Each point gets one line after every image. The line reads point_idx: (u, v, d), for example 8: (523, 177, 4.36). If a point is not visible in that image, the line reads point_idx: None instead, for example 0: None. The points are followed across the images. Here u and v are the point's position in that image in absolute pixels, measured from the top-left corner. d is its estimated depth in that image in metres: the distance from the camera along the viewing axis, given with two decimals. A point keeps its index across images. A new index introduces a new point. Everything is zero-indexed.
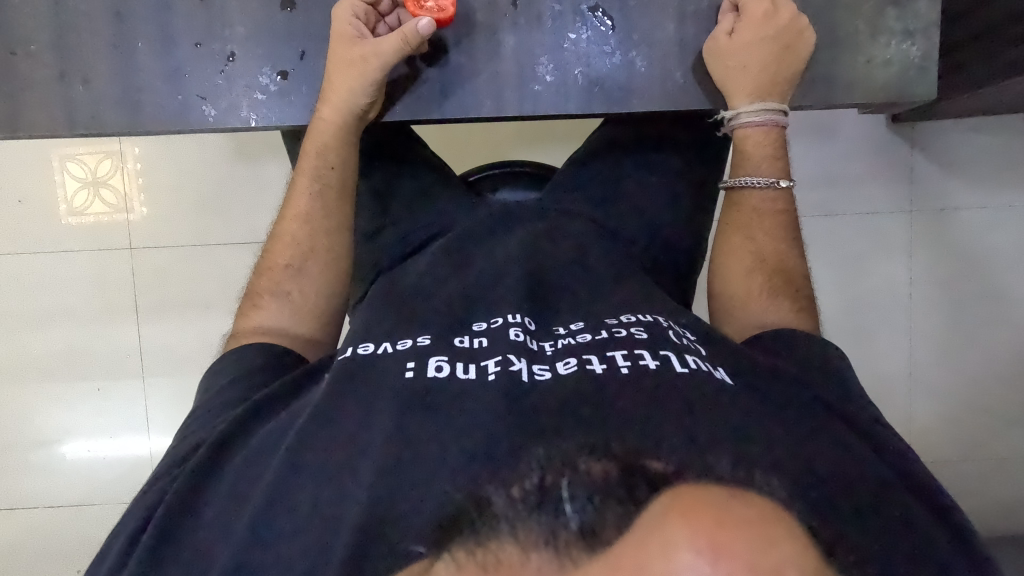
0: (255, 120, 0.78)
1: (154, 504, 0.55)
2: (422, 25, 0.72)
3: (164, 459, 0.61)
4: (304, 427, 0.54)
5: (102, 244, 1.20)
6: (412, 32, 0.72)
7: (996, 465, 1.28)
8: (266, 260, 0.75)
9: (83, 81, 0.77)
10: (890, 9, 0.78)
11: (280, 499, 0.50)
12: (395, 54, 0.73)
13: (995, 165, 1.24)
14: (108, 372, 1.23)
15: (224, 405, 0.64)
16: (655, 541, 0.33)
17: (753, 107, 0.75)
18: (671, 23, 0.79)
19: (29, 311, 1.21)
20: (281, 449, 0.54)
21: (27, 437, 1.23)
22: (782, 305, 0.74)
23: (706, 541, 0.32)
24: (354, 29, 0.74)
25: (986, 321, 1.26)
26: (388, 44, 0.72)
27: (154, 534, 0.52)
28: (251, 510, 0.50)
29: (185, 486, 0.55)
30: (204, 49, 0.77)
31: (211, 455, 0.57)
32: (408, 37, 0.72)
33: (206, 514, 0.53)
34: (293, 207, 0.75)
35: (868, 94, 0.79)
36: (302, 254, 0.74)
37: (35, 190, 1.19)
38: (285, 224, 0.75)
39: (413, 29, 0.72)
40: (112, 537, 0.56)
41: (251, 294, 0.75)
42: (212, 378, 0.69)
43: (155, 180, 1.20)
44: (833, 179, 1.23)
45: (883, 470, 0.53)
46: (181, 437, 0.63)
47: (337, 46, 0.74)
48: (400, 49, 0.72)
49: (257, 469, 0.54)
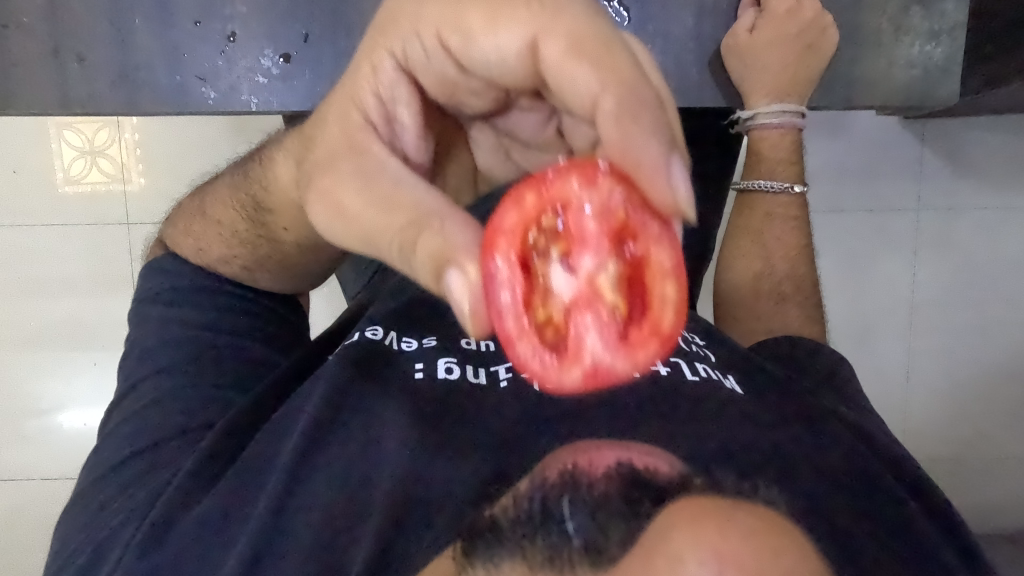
0: (256, 104, 0.76)
1: (166, 483, 0.60)
2: (466, 237, 0.35)
3: (155, 421, 0.64)
4: (306, 431, 0.54)
5: (101, 216, 1.18)
6: (421, 212, 0.38)
7: (988, 465, 1.29)
8: (204, 249, 0.72)
9: (78, 58, 0.74)
10: (916, 7, 0.74)
11: (286, 509, 0.51)
12: (370, 232, 0.40)
13: (1005, 165, 1.22)
14: (106, 346, 1.22)
15: (222, 382, 0.67)
16: (661, 547, 0.33)
17: (771, 109, 0.77)
18: (689, 16, 0.75)
19: (26, 282, 1.19)
20: (285, 452, 0.55)
21: (24, 408, 1.23)
22: (788, 314, 0.77)
23: (707, 549, 0.32)
24: (358, 143, 0.46)
25: (987, 323, 1.26)
26: (367, 212, 0.41)
27: (162, 514, 0.57)
28: (256, 517, 0.51)
29: (194, 471, 0.59)
30: (204, 28, 0.74)
31: (216, 443, 0.61)
32: (410, 213, 0.38)
33: (211, 512, 0.56)
34: (236, 222, 0.69)
35: (888, 98, 0.76)
36: (240, 264, 0.71)
37: (30, 160, 1.16)
38: (225, 224, 0.70)
39: (433, 209, 0.38)
40: (118, 501, 0.62)
41: (180, 252, 0.74)
42: (192, 327, 0.68)
43: (153, 152, 1.17)
44: (845, 175, 1.21)
45: (877, 479, 0.55)
46: (160, 400, 0.65)
47: (337, 130, 0.48)
48: (380, 235, 0.39)
49: (268, 466, 0.57)
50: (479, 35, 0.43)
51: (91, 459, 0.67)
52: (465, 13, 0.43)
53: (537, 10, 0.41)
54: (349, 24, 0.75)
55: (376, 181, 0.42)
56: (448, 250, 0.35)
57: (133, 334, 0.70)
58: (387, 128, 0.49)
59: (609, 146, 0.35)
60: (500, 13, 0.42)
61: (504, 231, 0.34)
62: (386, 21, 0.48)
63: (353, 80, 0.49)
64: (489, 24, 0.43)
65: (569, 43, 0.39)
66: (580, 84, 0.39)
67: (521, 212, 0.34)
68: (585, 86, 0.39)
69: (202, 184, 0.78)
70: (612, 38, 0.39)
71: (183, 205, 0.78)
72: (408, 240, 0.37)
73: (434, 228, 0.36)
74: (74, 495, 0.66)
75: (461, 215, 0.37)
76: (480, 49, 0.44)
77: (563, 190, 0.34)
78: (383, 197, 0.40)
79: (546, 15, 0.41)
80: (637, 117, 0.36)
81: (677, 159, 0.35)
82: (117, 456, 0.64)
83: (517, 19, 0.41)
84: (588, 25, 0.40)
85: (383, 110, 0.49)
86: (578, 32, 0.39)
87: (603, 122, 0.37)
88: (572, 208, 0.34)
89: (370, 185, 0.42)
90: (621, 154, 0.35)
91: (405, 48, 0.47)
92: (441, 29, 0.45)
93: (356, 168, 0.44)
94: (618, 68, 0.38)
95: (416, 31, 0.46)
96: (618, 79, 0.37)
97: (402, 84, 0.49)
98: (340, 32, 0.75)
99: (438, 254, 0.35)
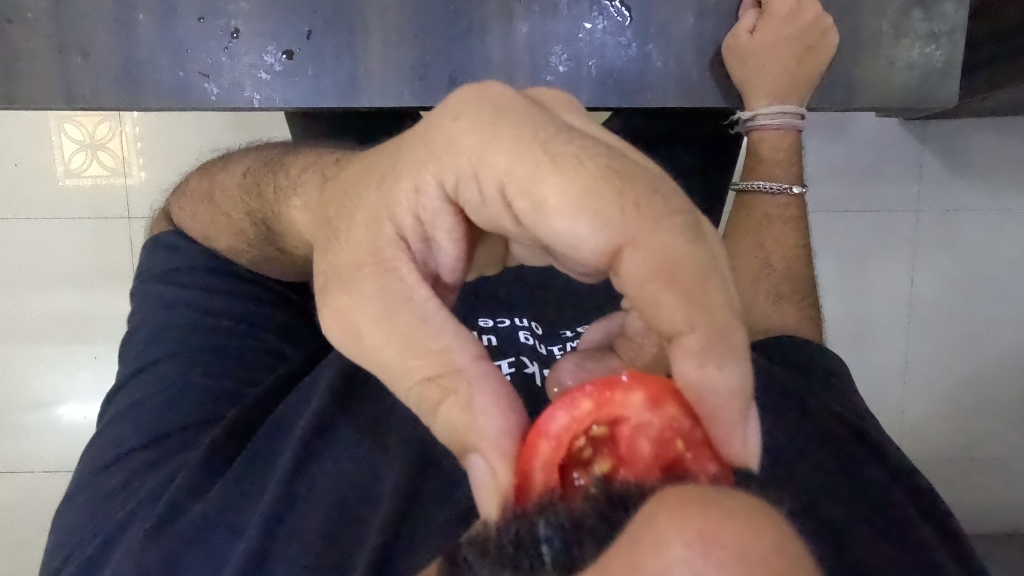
0: (258, 101, 0.76)
1: (170, 477, 0.62)
2: (496, 429, 0.36)
3: (156, 413, 0.65)
4: (324, 406, 0.63)
5: (101, 210, 1.18)
6: (449, 369, 0.38)
7: (984, 465, 1.30)
8: (210, 235, 0.73)
9: (82, 53, 0.74)
10: (915, 10, 0.75)
11: (294, 499, 0.57)
12: (391, 374, 0.40)
13: (1004, 167, 1.22)
14: (106, 340, 1.22)
15: (227, 372, 0.68)
16: (645, 542, 0.24)
17: (770, 109, 0.78)
18: (690, 16, 0.75)
19: (27, 274, 1.20)
20: (290, 448, 0.61)
21: (25, 400, 1.23)
22: (786, 313, 0.78)
23: (697, 536, 0.24)
24: (386, 268, 0.42)
25: (984, 325, 1.26)
26: (387, 349, 0.40)
27: (167, 506, 0.58)
28: (266, 504, 0.57)
29: (200, 465, 0.61)
30: (207, 24, 0.75)
31: (223, 438, 0.63)
32: (436, 365, 0.38)
33: (219, 504, 0.59)
34: (243, 223, 0.70)
35: (887, 100, 0.77)
36: (246, 257, 0.72)
37: (32, 153, 1.17)
38: (233, 219, 0.71)
39: (463, 366, 0.38)
40: (122, 495, 0.63)
41: (184, 233, 0.75)
42: (196, 314, 0.69)
43: (154, 146, 1.18)
44: (845, 177, 1.22)
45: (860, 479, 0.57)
46: (161, 391, 0.65)
47: (361, 236, 0.43)
48: (401, 376, 0.40)
49: (274, 462, 0.62)
50: (555, 211, 0.36)
51: (93, 445, 0.68)
52: (541, 176, 0.36)
53: (638, 219, 0.34)
54: (352, 21, 0.75)
55: (399, 313, 0.40)
56: (474, 432, 0.36)
57: (138, 316, 0.71)
58: (422, 247, 0.43)
59: (682, 378, 0.33)
60: (591, 202, 0.35)
61: (549, 435, 0.31)
62: (438, 139, 0.40)
63: (391, 188, 0.42)
64: (570, 208, 0.35)
65: (666, 264, 0.34)
66: (671, 308, 0.34)
67: (573, 416, 0.30)
68: (674, 316, 0.34)
69: (212, 161, 0.80)
70: (714, 266, 0.34)
71: (192, 181, 0.79)
72: (432, 396, 0.38)
73: (462, 393, 0.37)
74: (74, 479, 0.67)
75: (500, 393, 0.37)
76: (550, 226, 0.36)
77: (627, 407, 0.31)
78: (408, 338, 0.39)
79: (643, 221, 0.34)
80: (720, 365, 0.33)
81: (753, 415, 0.35)
82: (117, 449, 0.65)
83: (611, 217, 0.35)
84: (692, 249, 0.34)
85: (421, 231, 0.43)
86: (678, 254, 0.34)
87: (681, 357, 0.34)
88: (633, 425, 0.30)
89: (394, 317, 0.40)
90: (694, 398, 0.33)
91: (456, 184, 0.40)
92: (506, 183, 0.37)
93: (379, 292, 0.41)
94: (714, 306, 0.34)
95: (476, 174, 0.38)
96: (711, 318, 0.34)
97: (445, 213, 0.42)
98: (342, 29, 0.75)
99: (460, 431, 0.37)
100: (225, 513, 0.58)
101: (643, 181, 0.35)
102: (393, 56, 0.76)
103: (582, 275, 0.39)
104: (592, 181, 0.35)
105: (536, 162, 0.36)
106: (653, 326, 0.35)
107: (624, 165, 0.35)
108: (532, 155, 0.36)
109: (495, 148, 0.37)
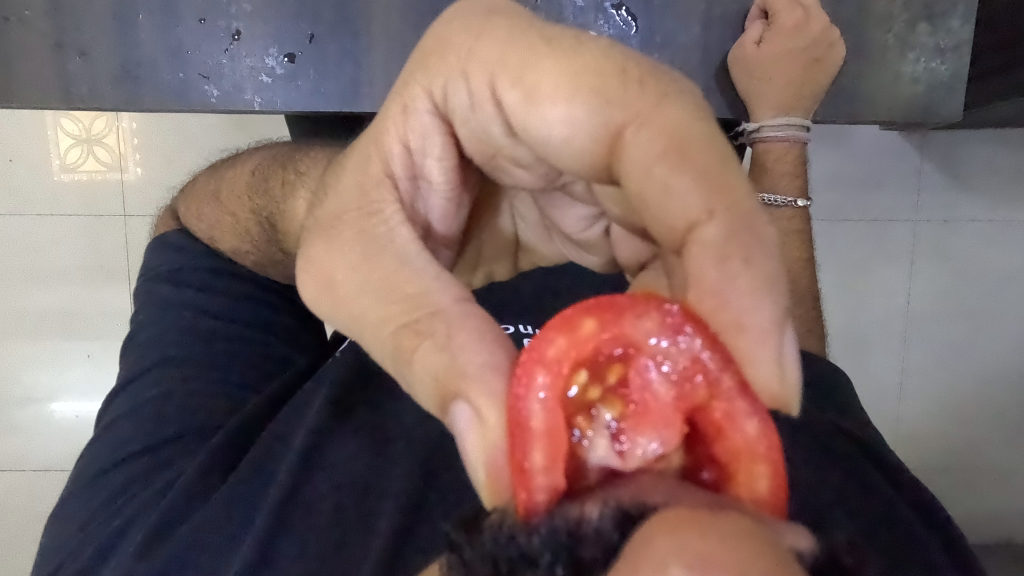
0: (259, 104, 0.75)
1: (169, 484, 0.61)
2: (479, 365, 0.31)
3: (150, 414, 0.64)
4: (323, 417, 0.62)
5: (96, 206, 1.17)
6: (426, 311, 0.35)
7: (983, 475, 1.30)
8: (215, 235, 0.73)
9: (80, 53, 0.73)
10: (922, 24, 0.74)
11: (294, 509, 0.56)
12: (371, 325, 0.37)
13: (1003, 177, 1.22)
14: (99, 338, 1.21)
15: (234, 375, 0.68)
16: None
17: (776, 122, 0.79)
18: (696, 26, 0.75)
19: (19, 268, 1.18)
20: (289, 461, 0.60)
21: (13, 398, 1.22)
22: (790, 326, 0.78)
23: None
24: (372, 231, 0.40)
25: (980, 334, 1.26)
26: (362, 299, 0.38)
27: (166, 516, 0.58)
28: (264, 516, 0.56)
29: (198, 474, 0.60)
30: (207, 25, 0.74)
31: (226, 445, 0.62)
32: (412, 308, 0.36)
33: (215, 516, 0.57)
34: (249, 222, 0.70)
35: (892, 113, 0.76)
36: (247, 249, 0.71)
37: (26, 149, 1.15)
38: (235, 203, 0.72)
39: (442, 308, 0.35)
40: (119, 502, 0.62)
41: (185, 228, 0.75)
42: (198, 311, 0.68)
43: (152, 143, 1.16)
44: (842, 184, 1.21)
45: (862, 494, 0.57)
46: (160, 395, 0.64)
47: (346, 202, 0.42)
48: (375, 326, 0.37)
49: (271, 474, 0.60)
50: (547, 96, 0.35)
51: (88, 448, 0.67)
52: (534, 58, 0.35)
53: (641, 93, 0.33)
54: (354, 23, 0.74)
55: (379, 260, 0.38)
56: (455, 374, 0.32)
57: (138, 318, 0.71)
58: (410, 184, 0.43)
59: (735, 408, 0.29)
60: (588, 81, 0.34)
61: (544, 360, 0.26)
62: (432, 46, 0.40)
63: (381, 121, 0.43)
64: (564, 93, 0.34)
65: (676, 139, 0.32)
66: (686, 196, 0.32)
67: (574, 340, 0.25)
68: (689, 202, 0.32)
69: (223, 159, 0.80)
70: (729, 152, 0.32)
71: (200, 180, 0.79)
72: (406, 340, 0.35)
73: (438, 333, 0.34)
74: (70, 482, 0.67)
75: (482, 330, 0.33)
76: (543, 115, 0.35)
77: (634, 328, 0.26)
78: (385, 283, 0.37)
79: (646, 100, 0.33)
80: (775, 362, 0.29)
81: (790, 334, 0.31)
82: (114, 455, 0.63)
83: (611, 93, 0.33)
84: (701, 125, 0.33)
85: (409, 162, 0.43)
86: (685, 127, 0.32)
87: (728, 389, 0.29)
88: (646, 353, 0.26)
89: (373, 262, 0.38)
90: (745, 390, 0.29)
91: (445, 91, 0.40)
92: (496, 73, 0.36)
93: (359, 234, 0.40)
94: (731, 189, 0.32)
95: (464, 73, 0.38)
96: (726, 199, 0.31)
97: (435, 131, 0.42)
98: (344, 33, 0.74)
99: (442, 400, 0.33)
100: (224, 523, 0.57)
101: (646, 64, 0.34)
102: (396, 61, 0.75)
103: (601, 265, 0.53)
104: (588, 62, 0.34)
105: (529, 44, 0.35)
106: (664, 218, 0.33)
107: (625, 49, 0.35)
108: (525, 42, 0.35)
109: (487, 41, 0.37)
